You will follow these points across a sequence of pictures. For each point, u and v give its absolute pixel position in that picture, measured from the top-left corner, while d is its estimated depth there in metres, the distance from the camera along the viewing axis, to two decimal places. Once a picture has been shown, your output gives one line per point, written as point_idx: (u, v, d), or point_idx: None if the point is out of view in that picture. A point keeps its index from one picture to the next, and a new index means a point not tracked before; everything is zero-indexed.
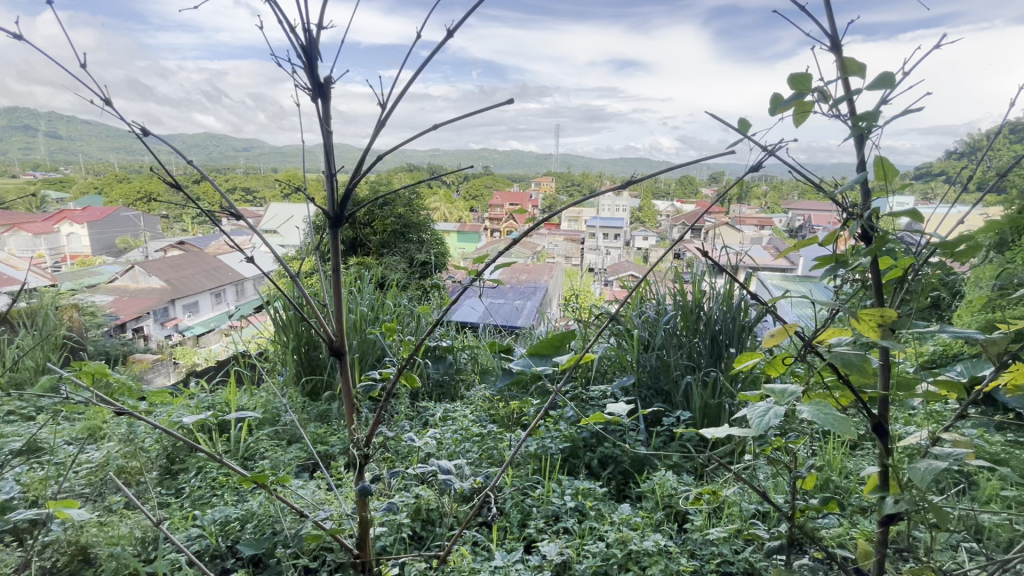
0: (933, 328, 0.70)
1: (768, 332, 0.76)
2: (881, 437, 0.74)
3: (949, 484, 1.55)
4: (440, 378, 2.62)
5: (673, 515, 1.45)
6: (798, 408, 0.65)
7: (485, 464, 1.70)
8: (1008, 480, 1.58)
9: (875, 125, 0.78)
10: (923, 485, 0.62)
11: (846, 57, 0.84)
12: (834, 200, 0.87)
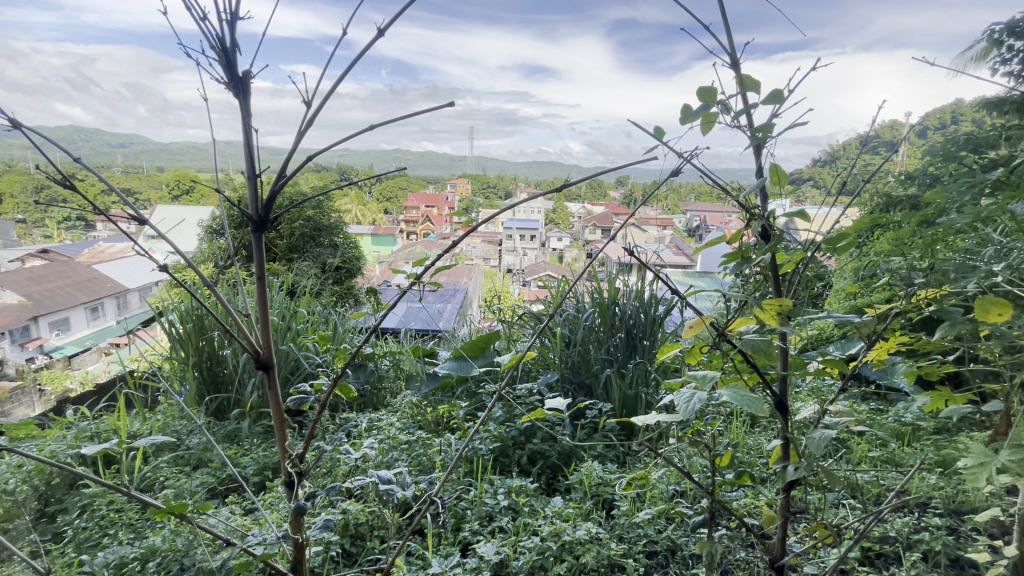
0: (824, 315, 0.79)
1: (686, 324, 0.82)
2: (783, 413, 0.83)
3: (829, 449, 1.76)
4: (361, 388, 2.54)
5: (601, 503, 1.51)
6: (716, 392, 0.72)
7: (416, 471, 1.66)
8: (873, 442, 1.84)
9: (771, 136, 0.88)
10: (818, 452, 0.71)
11: (744, 73, 0.93)
12: (737, 203, 0.96)
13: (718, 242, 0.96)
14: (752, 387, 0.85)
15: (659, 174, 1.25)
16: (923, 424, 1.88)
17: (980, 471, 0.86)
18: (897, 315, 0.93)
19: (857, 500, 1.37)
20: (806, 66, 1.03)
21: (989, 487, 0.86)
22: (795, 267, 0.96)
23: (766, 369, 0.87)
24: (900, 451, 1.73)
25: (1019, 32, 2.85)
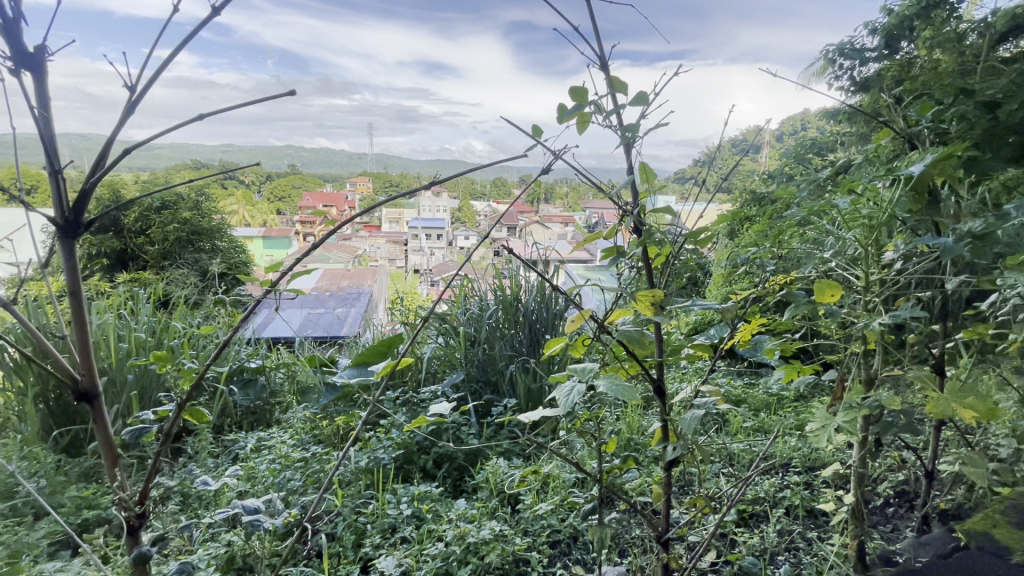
0: (690, 304, 0.86)
1: (569, 319, 0.84)
2: (661, 397, 0.88)
3: (711, 424, 1.94)
4: (251, 405, 2.37)
5: (507, 500, 1.52)
6: (595, 382, 0.75)
7: (311, 489, 1.56)
8: (746, 413, 2.06)
9: (638, 135, 0.94)
10: (691, 432, 0.77)
11: (612, 75, 0.97)
12: (613, 200, 1.01)
13: (599, 236, 1.00)
14: (631, 376, 0.90)
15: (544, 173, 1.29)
16: (784, 393, 2.15)
17: (821, 433, 0.98)
18: (753, 300, 1.04)
19: (732, 468, 1.52)
20: (669, 72, 1.11)
21: (828, 446, 0.97)
22: (667, 260, 1.04)
23: (644, 357, 0.93)
24: (768, 419, 1.95)
25: (846, 54, 3.34)
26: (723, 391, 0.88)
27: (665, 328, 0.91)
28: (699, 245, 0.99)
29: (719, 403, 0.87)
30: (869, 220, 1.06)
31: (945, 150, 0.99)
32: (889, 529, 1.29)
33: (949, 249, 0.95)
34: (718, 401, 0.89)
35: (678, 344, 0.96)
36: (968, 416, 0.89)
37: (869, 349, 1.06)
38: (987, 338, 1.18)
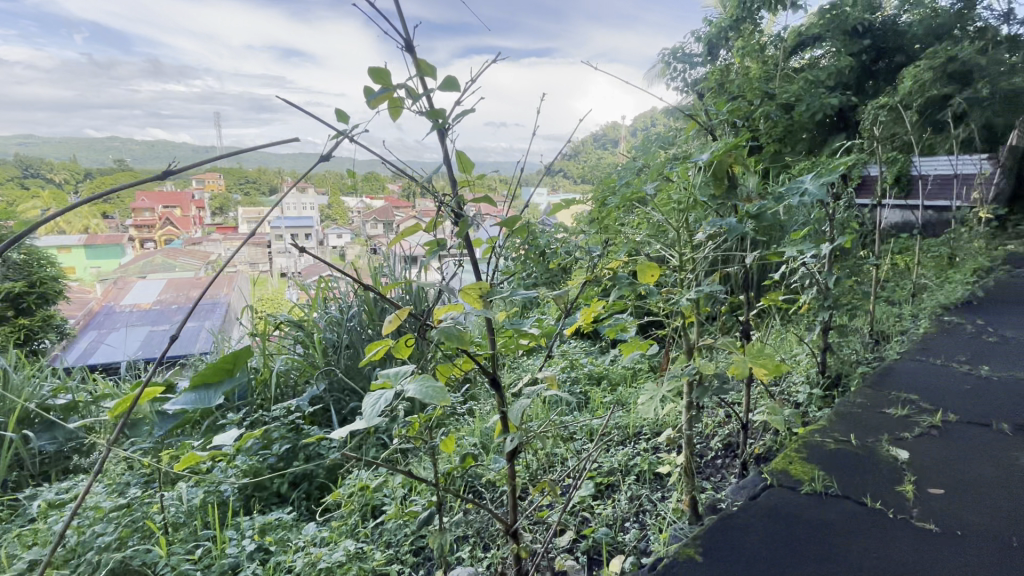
0: (511, 295, 0.85)
1: (387, 320, 0.78)
2: (497, 390, 0.88)
3: (573, 405, 2.08)
4: (57, 449, 1.97)
5: (370, 512, 1.46)
6: (407, 387, 0.71)
7: (135, 540, 1.34)
8: (605, 390, 2.21)
9: (449, 122, 0.90)
10: (517, 423, 0.77)
11: (419, 58, 0.94)
12: (431, 191, 0.96)
13: (415, 230, 0.95)
14: (465, 372, 0.88)
15: (364, 164, 1.23)
16: (637, 367, 2.35)
17: (649, 401, 1.06)
18: (585, 285, 1.10)
19: (590, 444, 1.63)
20: (486, 59, 1.10)
21: (655, 414, 1.07)
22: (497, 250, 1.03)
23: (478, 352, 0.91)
24: (623, 393, 2.11)
25: None
26: (552, 375, 0.89)
27: (493, 320, 0.90)
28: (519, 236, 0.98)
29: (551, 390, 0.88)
30: (678, 203, 1.18)
31: (730, 142, 1.13)
32: (718, 478, 1.46)
33: (733, 229, 1.08)
34: (551, 388, 0.90)
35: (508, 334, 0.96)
36: (760, 372, 1.02)
37: (687, 323, 1.18)
38: (780, 304, 1.38)
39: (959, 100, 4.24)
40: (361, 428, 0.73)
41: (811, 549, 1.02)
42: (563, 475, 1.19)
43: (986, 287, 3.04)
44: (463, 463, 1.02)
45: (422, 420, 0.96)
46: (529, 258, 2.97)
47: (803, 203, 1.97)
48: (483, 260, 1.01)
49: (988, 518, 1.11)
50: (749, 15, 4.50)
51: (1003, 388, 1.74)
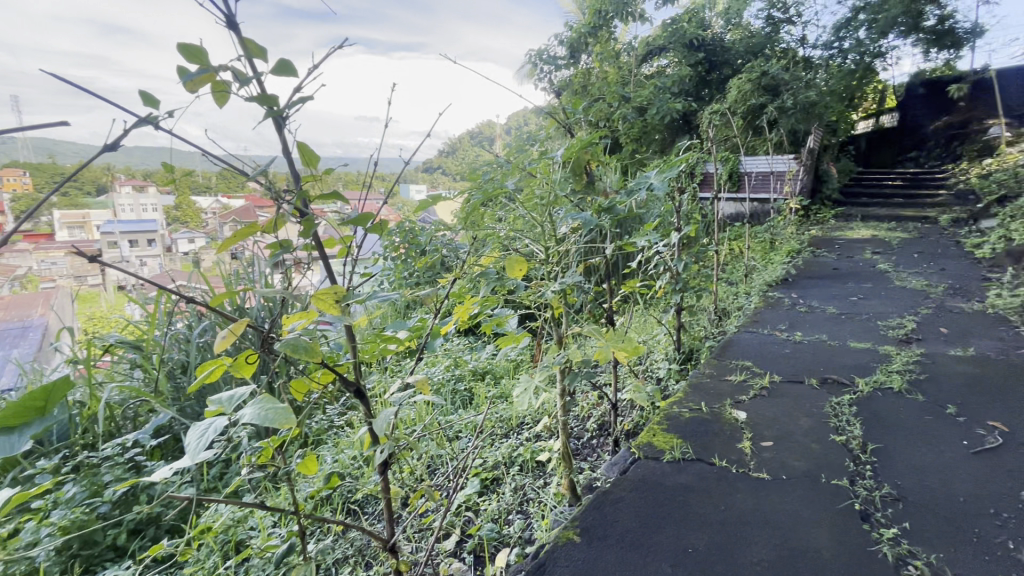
0: (365, 299, 0.79)
1: (220, 336, 0.68)
2: (362, 400, 0.82)
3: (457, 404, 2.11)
4: None
5: (233, 549, 1.37)
6: (244, 411, 0.62)
7: None
8: (489, 385, 2.26)
9: (286, 110, 0.82)
10: (383, 433, 0.72)
11: (246, 37, 0.84)
12: (268, 188, 0.86)
13: (250, 232, 0.83)
14: (324, 386, 0.80)
15: (185, 159, 1.05)
16: (519, 358, 2.43)
17: (524, 394, 1.08)
18: (454, 283, 1.11)
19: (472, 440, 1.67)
20: (331, 45, 1.03)
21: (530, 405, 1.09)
22: (354, 252, 0.94)
23: (338, 362, 0.84)
24: (507, 386, 2.18)
25: None
26: (421, 378, 0.84)
27: (353, 327, 0.83)
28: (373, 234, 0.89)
29: (423, 396, 0.82)
30: (540, 199, 1.22)
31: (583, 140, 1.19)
32: (594, 457, 1.56)
33: (588, 221, 1.13)
34: (424, 393, 0.85)
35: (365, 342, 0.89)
36: (623, 356, 1.06)
37: (556, 314, 1.24)
38: (638, 290, 1.50)
39: (772, 107, 5.00)
40: (188, 465, 0.64)
41: (672, 514, 1.13)
42: (446, 477, 1.18)
43: (797, 266, 3.66)
44: (329, 486, 0.94)
45: (279, 444, 0.87)
46: (409, 257, 2.91)
47: (655, 197, 2.18)
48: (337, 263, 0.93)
49: (804, 460, 1.33)
50: (605, 24, 4.77)
51: (812, 350, 2.09)
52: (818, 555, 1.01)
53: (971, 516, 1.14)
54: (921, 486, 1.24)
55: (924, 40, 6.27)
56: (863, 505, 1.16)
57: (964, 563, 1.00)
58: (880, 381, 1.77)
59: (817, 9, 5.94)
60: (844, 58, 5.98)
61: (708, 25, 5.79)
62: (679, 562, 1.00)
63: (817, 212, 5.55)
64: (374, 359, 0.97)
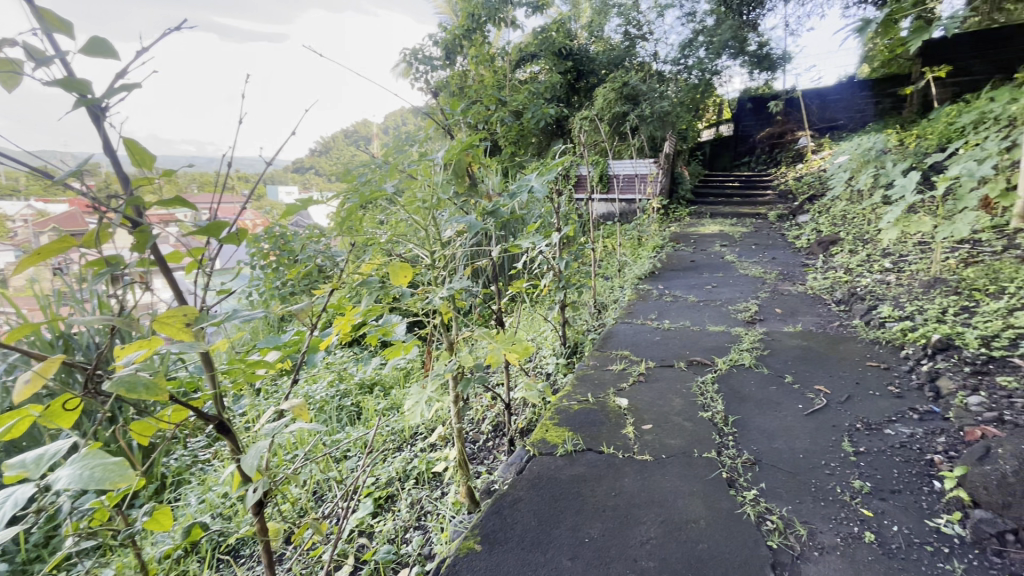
0: (223, 321, 0.69)
1: (20, 381, 0.55)
2: (226, 435, 0.72)
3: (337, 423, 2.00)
4: None
5: None
6: (60, 473, 0.51)
7: None
8: (378, 398, 2.17)
9: (106, 100, 0.69)
10: (252, 473, 0.64)
11: (41, 7, 0.68)
12: (88, 194, 0.71)
13: (64, 247, 0.68)
14: (175, 425, 0.69)
15: None
16: (409, 367, 2.37)
17: (415, 406, 1.04)
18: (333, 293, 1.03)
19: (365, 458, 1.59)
20: (164, 27, 0.89)
21: (421, 418, 1.05)
22: (207, 265, 0.82)
23: (194, 396, 0.72)
24: (398, 396, 2.10)
25: None
26: (297, 405, 0.75)
27: (211, 353, 0.73)
28: (230, 247, 0.77)
29: (302, 424, 0.74)
30: (423, 202, 1.17)
31: (463, 143, 1.17)
32: (490, 460, 1.57)
33: (473, 225, 1.11)
34: (303, 418, 0.77)
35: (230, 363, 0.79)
36: (514, 358, 1.06)
37: (445, 320, 1.21)
38: (524, 291, 1.53)
39: (633, 115, 5.46)
40: None
41: (569, 508, 1.17)
42: (335, 503, 1.11)
43: (661, 259, 4.05)
44: (192, 536, 0.82)
45: (120, 499, 0.73)
46: (281, 265, 2.67)
47: (535, 198, 2.25)
48: (187, 279, 0.80)
49: (679, 438, 1.46)
50: (479, 27, 4.79)
51: (678, 336, 2.32)
52: (696, 524, 1.11)
53: (808, 469, 1.34)
54: (771, 449, 1.44)
55: (748, 62, 7.23)
56: (728, 473, 1.31)
57: (806, 511, 1.18)
58: (733, 359, 2.02)
59: (665, 28, 6.65)
60: (688, 74, 6.75)
61: (574, 36, 6.15)
62: (577, 554, 1.03)
63: (675, 211, 6.20)
64: (241, 385, 0.87)
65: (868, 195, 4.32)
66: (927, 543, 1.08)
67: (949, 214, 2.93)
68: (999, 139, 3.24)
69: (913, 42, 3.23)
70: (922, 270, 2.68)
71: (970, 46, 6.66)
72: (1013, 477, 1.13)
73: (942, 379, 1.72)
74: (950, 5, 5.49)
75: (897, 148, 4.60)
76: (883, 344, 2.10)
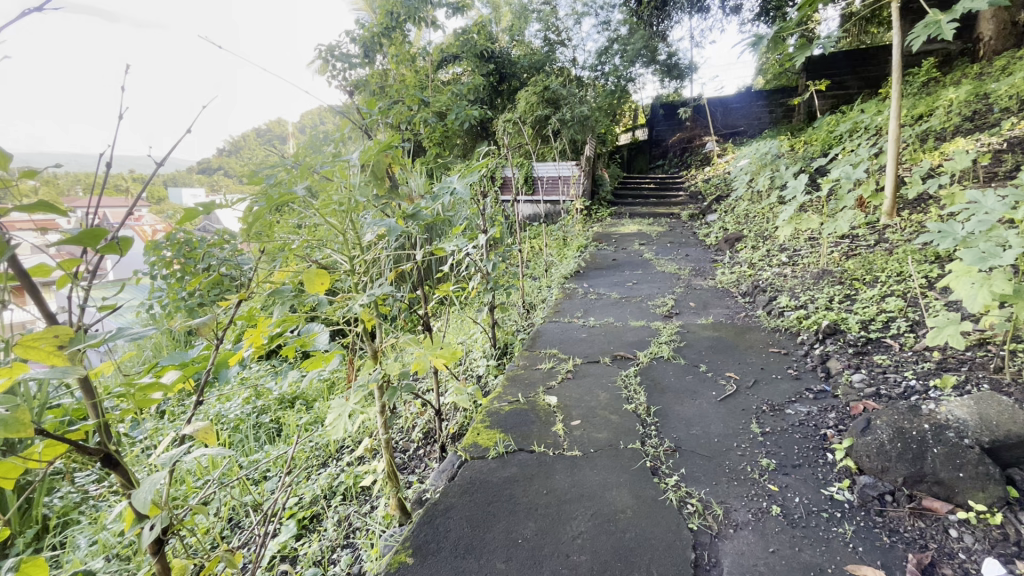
0: (105, 340, 0.62)
1: None
2: (113, 467, 0.65)
3: (250, 443, 1.89)
4: None
5: None
6: None
7: None
8: (300, 413, 2.06)
9: None
10: (145, 508, 0.57)
11: None
12: None
13: None
14: (49, 462, 0.61)
15: None
16: (332, 378, 2.28)
17: (338, 420, 0.98)
18: (241, 305, 0.96)
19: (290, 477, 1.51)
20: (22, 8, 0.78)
21: (345, 431, 0.99)
22: (84, 280, 0.73)
23: (73, 427, 0.64)
24: (322, 408, 2.00)
25: None
26: (200, 427, 0.69)
27: (92, 377, 0.65)
28: (110, 256, 0.70)
29: (207, 448, 0.68)
30: (340, 205, 1.11)
31: (381, 143, 1.13)
32: (422, 468, 1.54)
33: (393, 229, 1.06)
34: (208, 442, 0.70)
35: (116, 388, 0.72)
36: (442, 363, 1.04)
37: (369, 327, 1.16)
38: (451, 294, 1.51)
39: (555, 119, 5.59)
40: None
41: (502, 511, 1.17)
42: (251, 530, 1.03)
43: (586, 258, 4.18)
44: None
45: None
46: (185, 274, 2.45)
47: (461, 200, 2.23)
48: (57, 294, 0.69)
49: (606, 431, 1.51)
50: (398, 26, 4.67)
51: (603, 332, 2.40)
52: (624, 515, 1.16)
53: (723, 452, 1.44)
54: (689, 435, 1.53)
55: (658, 69, 7.95)
56: (652, 462, 1.37)
57: (722, 492, 1.27)
58: (654, 352, 2.12)
59: (581, 36, 7.00)
60: (605, 80, 7.17)
61: (495, 38, 6.18)
62: (511, 556, 1.03)
63: (597, 211, 6.44)
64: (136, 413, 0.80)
65: (766, 195, 4.74)
66: (823, 510, 1.19)
67: (832, 213, 3.27)
68: (870, 146, 3.67)
69: (798, 57, 3.57)
70: (813, 263, 2.97)
71: (846, 63, 7.49)
72: (890, 445, 1.28)
73: (831, 361, 1.92)
74: (827, 26, 6.14)
75: (789, 153, 5.08)
76: (782, 331, 2.30)
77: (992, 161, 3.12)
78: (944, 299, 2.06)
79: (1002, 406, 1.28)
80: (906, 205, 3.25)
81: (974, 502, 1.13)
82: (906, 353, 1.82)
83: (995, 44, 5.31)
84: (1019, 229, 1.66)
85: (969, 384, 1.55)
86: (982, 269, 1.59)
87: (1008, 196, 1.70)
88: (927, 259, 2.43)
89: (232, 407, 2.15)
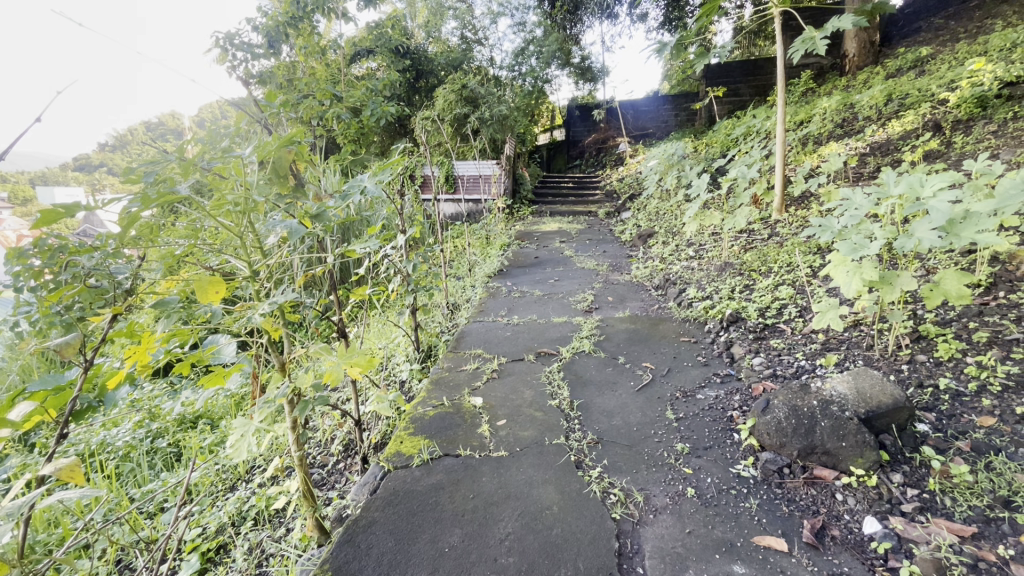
0: None
1: None
2: None
3: (142, 472, 1.70)
4: None
5: None
6: None
7: None
8: (202, 433, 1.89)
9: None
10: None
11: None
12: None
13: None
14: None
15: None
16: (238, 394, 2.11)
17: (241, 441, 0.89)
18: (117, 320, 0.86)
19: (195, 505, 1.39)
20: None
21: (251, 453, 0.91)
22: None
23: None
24: (228, 426, 1.86)
25: None
26: (67, 464, 0.61)
27: None
28: None
29: (71, 490, 0.59)
30: (234, 206, 1.01)
31: (282, 137, 1.04)
32: (343, 482, 1.47)
33: (296, 230, 0.98)
34: (74, 483, 0.61)
35: None
36: (357, 371, 0.97)
37: (274, 337, 1.07)
38: (368, 298, 1.43)
39: (474, 117, 5.59)
40: None
41: (428, 520, 1.14)
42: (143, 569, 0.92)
43: (508, 257, 4.21)
44: None
45: None
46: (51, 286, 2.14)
47: (378, 199, 2.15)
48: None
49: (531, 429, 1.53)
50: (306, 15, 4.37)
51: (527, 329, 2.43)
52: (550, 511, 1.17)
53: (641, 440, 1.51)
54: (611, 426, 1.58)
55: (573, 71, 8.21)
56: (576, 455, 1.40)
57: (642, 479, 1.32)
58: (576, 347, 2.18)
59: (498, 35, 7.08)
60: (524, 80, 7.41)
61: (410, 34, 6.01)
62: (438, 566, 1.01)
63: (518, 211, 6.50)
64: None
65: (674, 194, 5.04)
66: (731, 488, 1.29)
67: (732, 209, 3.55)
68: (762, 148, 4.03)
69: (698, 64, 3.82)
70: (716, 256, 3.21)
71: (740, 72, 8.16)
72: (785, 422, 1.40)
73: (734, 346, 2.08)
74: (722, 37, 6.67)
75: (692, 155, 5.45)
76: (691, 321, 2.47)
77: (859, 163, 3.55)
78: (825, 286, 2.31)
79: (874, 379, 1.44)
80: (793, 202, 3.60)
81: (854, 467, 1.27)
82: (796, 337, 2.01)
83: (859, 60, 6.04)
84: (882, 222, 1.89)
85: (847, 361, 1.75)
86: (855, 258, 1.79)
87: (873, 194, 1.93)
88: (810, 251, 2.71)
89: (119, 433, 1.92)
